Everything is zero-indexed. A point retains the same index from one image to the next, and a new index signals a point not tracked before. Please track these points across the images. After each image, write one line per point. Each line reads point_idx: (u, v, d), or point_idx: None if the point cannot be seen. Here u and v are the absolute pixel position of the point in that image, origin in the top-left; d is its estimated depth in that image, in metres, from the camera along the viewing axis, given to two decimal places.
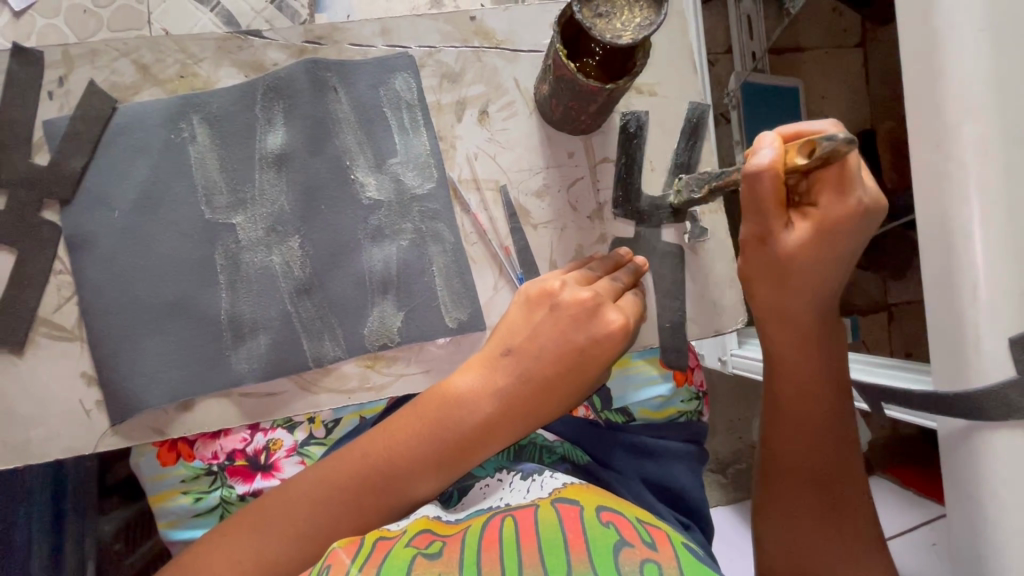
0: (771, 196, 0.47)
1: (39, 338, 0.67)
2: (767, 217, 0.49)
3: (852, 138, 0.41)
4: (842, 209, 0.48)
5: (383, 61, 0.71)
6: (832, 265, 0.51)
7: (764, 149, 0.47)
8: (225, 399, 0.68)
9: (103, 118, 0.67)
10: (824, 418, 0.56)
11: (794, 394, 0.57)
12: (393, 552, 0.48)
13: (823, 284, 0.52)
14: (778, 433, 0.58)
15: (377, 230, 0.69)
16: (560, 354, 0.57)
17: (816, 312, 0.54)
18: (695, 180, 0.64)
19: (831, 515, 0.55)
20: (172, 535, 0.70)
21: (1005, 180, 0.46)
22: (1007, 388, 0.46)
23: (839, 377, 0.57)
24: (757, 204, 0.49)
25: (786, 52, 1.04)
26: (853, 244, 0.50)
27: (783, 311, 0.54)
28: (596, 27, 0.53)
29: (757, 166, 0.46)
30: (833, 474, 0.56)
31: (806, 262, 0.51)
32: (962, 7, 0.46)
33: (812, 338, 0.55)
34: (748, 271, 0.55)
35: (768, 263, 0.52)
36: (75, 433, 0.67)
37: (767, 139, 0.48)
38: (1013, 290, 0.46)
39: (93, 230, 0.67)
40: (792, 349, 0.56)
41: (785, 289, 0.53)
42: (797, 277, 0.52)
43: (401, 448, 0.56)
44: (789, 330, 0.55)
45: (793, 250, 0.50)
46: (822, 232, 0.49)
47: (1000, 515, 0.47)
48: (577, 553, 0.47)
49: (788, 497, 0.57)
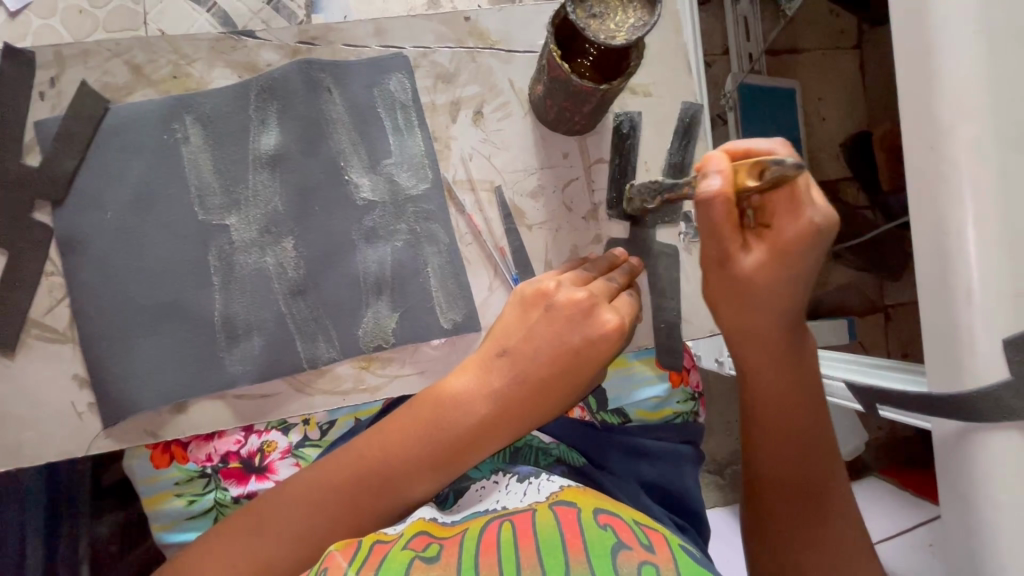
0: (724, 218, 0.47)
1: (31, 340, 0.67)
2: (723, 241, 0.49)
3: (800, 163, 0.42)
4: (796, 229, 0.47)
5: (377, 62, 0.71)
6: (793, 285, 0.50)
7: (711, 175, 0.46)
8: (218, 401, 0.68)
9: (96, 119, 0.67)
10: (806, 427, 0.57)
11: (767, 406, 0.57)
12: (391, 555, 0.48)
13: (786, 303, 0.51)
14: (762, 444, 0.58)
15: (371, 231, 0.69)
16: (554, 355, 0.57)
17: (781, 330, 0.53)
18: (648, 189, 0.59)
19: (815, 523, 0.55)
20: (165, 539, 0.69)
21: (997, 181, 0.46)
22: (1001, 390, 0.46)
23: (812, 388, 0.57)
24: (711, 228, 0.48)
25: (782, 54, 1.04)
26: (812, 263, 0.49)
27: (750, 331, 0.54)
28: (590, 28, 0.53)
29: (707, 193, 0.46)
30: (815, 483, 0.56)
31: (764, 284, 0.50)
32: (956, 7, 0.46)
33: (779, 353, 0.55)
34: (712, 293, 0.54)
35: (727, 286, 0.52)
36: (68, 435, 0.67)
37: (714, 160, 0.47)
38: (1007, 291, 0.46)
39: (86, 231, 0.67)
40: (763, 363, 0.56)
41: (746, 310, 0.52)
42: (759, 299, 0.51)
43: (395, 450, 0.56)
44: (757, 347, 0.55)
45: (751, 273, 0.50)
46: (778, 254, 0.48)
47: (994, 516, 0.47)
48: (576, 556, 0.46)
49: (781, 503, 0.57)
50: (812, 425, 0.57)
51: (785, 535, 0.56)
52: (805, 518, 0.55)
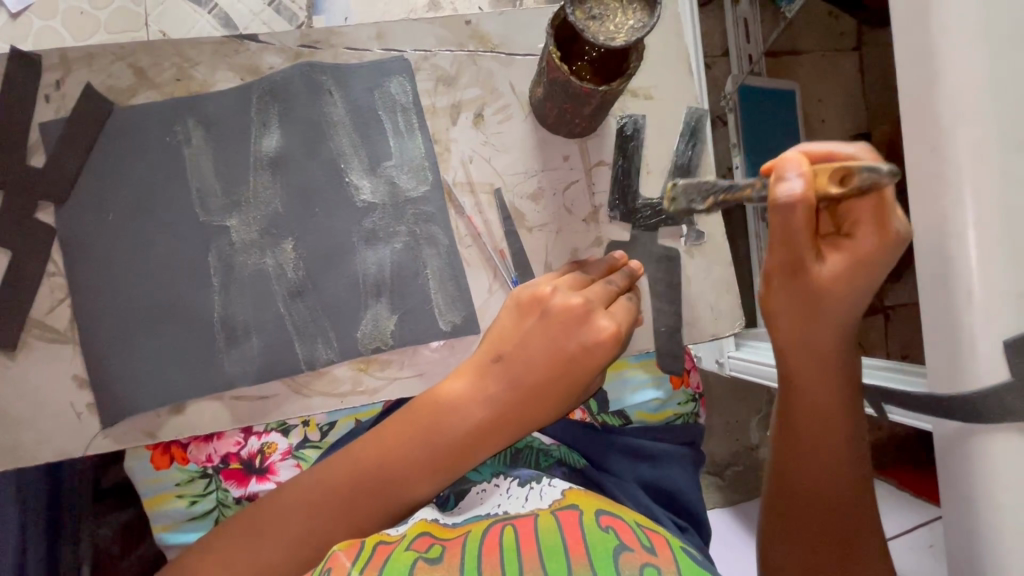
0: (804, 223, 0.46)
1: (32, 340, 0.67)
2: (800, 247, 0.48)
3: (894, 172, 0.42)
4: (875, 241, 0.48)
5: (379, 65, 0.71)
6: (862, 295, 0.51)
7: (792, 177, 0.45)
8: (217, 402, 0.68)
9: (100, 121, 0.68)
10: (843, 448, 0.55)
11: (813, 422, 0.55)
12: (394, 555, 0.48)
13: (853, 315, 0.52)
14: (794, 463, 0.56)
15: (371, 232, 0.69)
16: (550, 359, 0.57)
17: (844, 343, 0.53)
18: (696, 188, 0.55)
19: (842, 539, 0.55)
20: (166, 539, 0.69)
21: (1000, 181, 0.44)
22: (1001, 392, 0.45)
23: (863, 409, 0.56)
24: (788, 234, 0.48)
25: (782, 55, 1.02)
26: (881, 276, 0.50)
27: (812, 343, 0.53)
28: (589, 29, 0.53)
29: (791, 195, 0.45)
30: (843, 504, 0.55)
31: (837, 293, 0.50)
32: (958, 4, 0.45)
33: (834, 368, 0.54)
34: (775, 302, 0.53)
35: (797, 293, 0.51)
36: (67, 435, 0.67)
37: (794, 163, 0.46)
38: (1010, 292, 0.45)
39: (88, 233, 0.67)
40: (819, 377, 0.54)
41: (812, 320, 0.52)
42: (828, 309, 0.51)
43: (397, 458, 0.55)
44: (817, 361, 0.54)
45: (825, 281, 0.50)
46: (854, 264, 0.49)
47: (999, 523, 0.46)
48: (577, 558, 0.46)
49: (811, 517, 0.56)
50: (852, 449, 0.55)
51: (811, 548, 0.56)
52: (827, 532, 0.55)
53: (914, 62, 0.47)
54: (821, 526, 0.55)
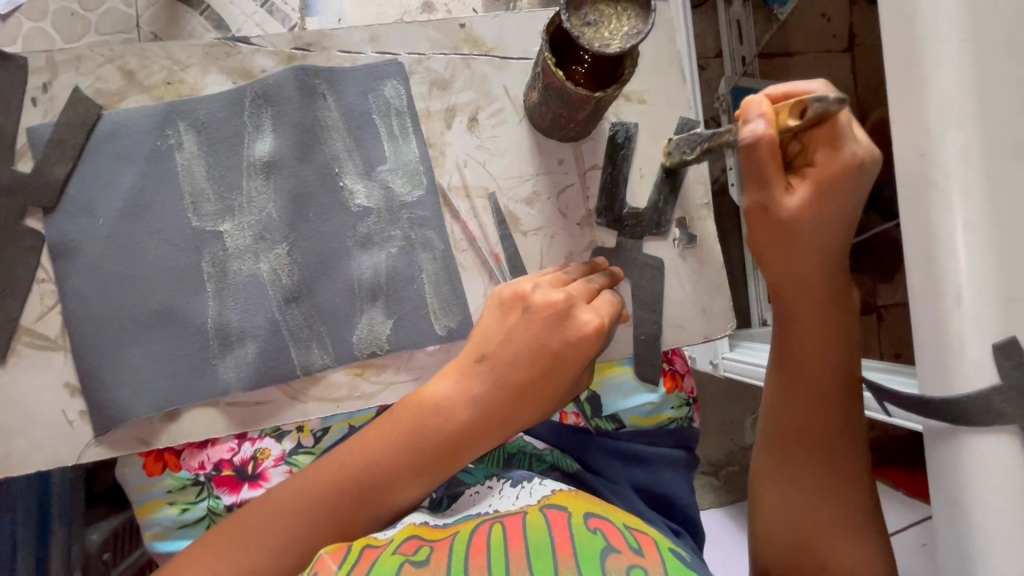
0: (770, 158, 0.49)
1: (21, 348, 0.66)
2: (768, 182, 0.50)
3: (841, 99, 0.45)
4: (838, 162, 0.49)
5: (372, 68, 0.70)
6: (837, 220, 0.52)
7: (757, 118, 0.48)
8: (212, 408, 0.68)
9: (88, 125, 0.67)
10: (831, 385, 0.58)
11: (802, 357, 0.58)
12: (381, 560, 0.48)
13: (830, 241, 0.53)
14: (785, 400, 0.59)
15: (366, 237, 0.69)
16: (533, 359, 0.57)
17: (826, 273, 0.55)
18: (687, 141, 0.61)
19: (830, 479, 0.57)
20: (157, 547, 0.67)
21: (988, 188, 0.44)
22: (991, 394, 0.44)
23: (845, 341, 0.57)
24: (756, 172, 0.50)
25: (775, 57, 1.08)
26: (853, 198, 0.50)
27: (796, 277, 0.55)
28: (584, 36, 0.53)
29: (754, 135, 0.48)
30: (835, 441, 0.58)
31: (810, 222, 0.52)
32: (948, 8, 0.44)
33: (817, 299, 0.56)
34: (757, 239, 0.55)
35: (772, 228, 0.53)
36: (58, 444, 0.66)
37: (756, 104, 0.50)
38: (996, 296, 0.44)
39: (79, 238, 0.66)
40: (806, 312, 0.57)
41: (792, 254, 0.54)
42: (805, 237, 0.53)
43: (373, 449, 0.57)
44: (801, 295, 0.56)
45: (796, 212, 0.51)
46: (821, 189, 0.50)
47: (986, 519, 0.44)
48: (564, 560, 0.47)
49: (797, 455, 0.59)
50: (838, 380, 0.58)
51: (801, 492, 0.58)
52: (817, 476, 0.58)
53: (904, 67, 0.46)
54: (809, 467, 0.58)
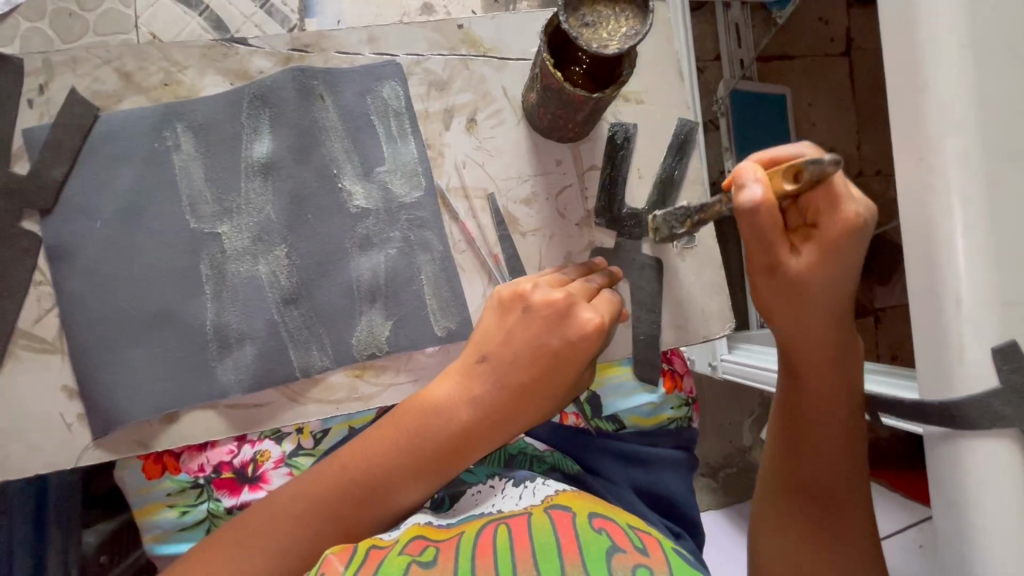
0: (769, 221, 0.48)
1: (18, 351, 0.66)
2: (774, 246, 0.50)
3: (836, 160, 0.43)
4: (842, 224, 0.49)
5: (370, 70, 0.70)
6: (843, 278, 0.52)
7: (751, 184, 0.47)
8: (211, 410, 0.67)
9: (85, 126, 0.66)
10: (835, 434, 0.58)
11: (808, 410, 0.58)
12: (387, 560, 0.48)
13: (836, 298, 0.53)
14: (790, 448, 0.60)
15: (364, 238, 0.69)
16: (533, 358, 0.57)
17: (833, 328, 0.55)
18: (674, 215, 0.60)
19: (836, 536, 0.57)
20: (157, 551, 0.67)
21: (986, 191, 0.44)
22: (989, 396, 0.44)
23: (851, 395, 0.57)
24: (759, 236, 0.50)
25: (773, 60, 1.09)
26: (857, 256, 0.51)
27: (802, 334, 0.55)
28: (582, 37, 0.53)
29: (750, 201, 0.47)
30: (841, 496, 0.58)
31: (818, 282, 0.52)
32: (946, 12, 0.44)
33: (826, 354, 0.56)
34: (765, 300, 0.56)
35: (780, 289, 0.53)
36: (55, 446, 0.66)
37: (748, 171, 0.48)
38: (995, 299, 0.44)
39: (76, 240, 0.66)
40: (812, 365, 0.57)
41: (800, 312, 0.54)
42: (812, 297, 0.53)
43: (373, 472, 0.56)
44: (807, 351, 0.56)
45: (804, 273, 0.52)
46: (827, 250, 0.51)
47: (986, 520, 0.44)
48: (571, 559, 0.47)
49: (804, 507, 0.59)
50: (841, 433, 0.58)
51: (807, 547, 0.58)
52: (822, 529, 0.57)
53: (903, 71, 0.46)
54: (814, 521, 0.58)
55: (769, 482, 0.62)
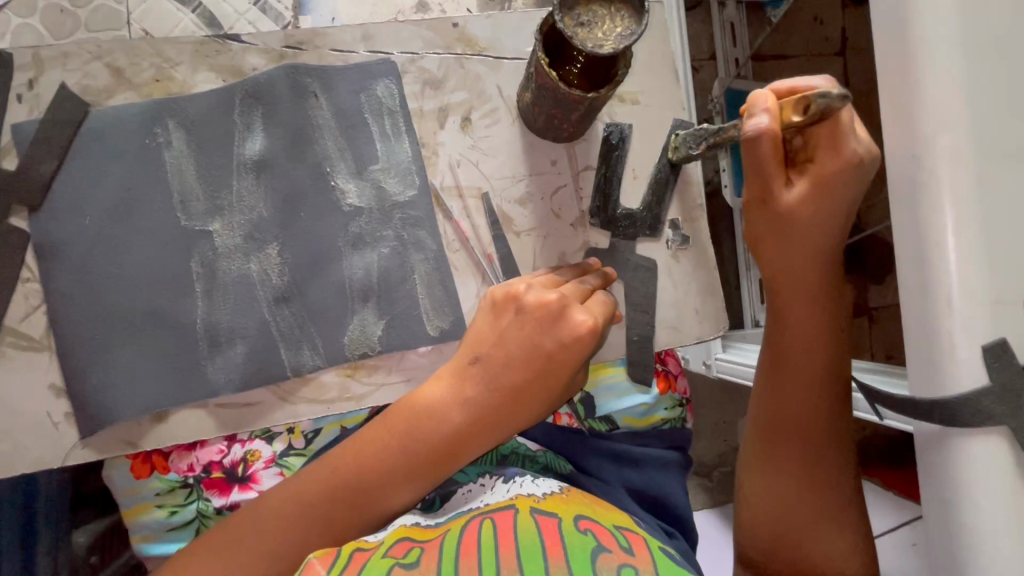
0: (769, 147, 0.49)
1: (5, 349, 0.65)
2: (768, 173, 0.51)
3: (845, 94, 0.44)
4: (839, 160, 0.49)
5: (364, 67, 0.70)
6: (832, 217, 0.52)
7: (760, 111, 0.49)
8: (200, 409, 0.67)
9: (75, 122, 0.66)
10: (821, 380, 0.58)
11: (794, 352, 0.58)
12: (370, 562, 0.47)
13: (824, 239, 0.54)
14: (773, 387, 0.60)
15: (357, 237, 0.68)
16: (526, 360, 0.57)
17: (821, 269, 0.56)
18: (694, 136, 0.68)
19: (814, 476, 0.58)
20: (146, 550, 0.67)
21: (977, 191, 0.44)
22: (981, 395, 0.44)
23: (838, 342, 0.58)
24: (755, 161, 0.51)
25: (768, 59, 1.10)
26: (849, 195, 0.51)
27: (790, 272, 0.56)
28: (577, 36, 0.53)
29: (756, 125, 0.49)
30: (823, 440, 0.58)
31: (806, 217, 0.53)
32: (941, 12, 0.44)
33: (814, 295, 0.57)
34: (755, 232, 0.57)
35: (768, 220, 0.54)
36: (43, 446, 0.65)
37: (761, 97, 0.50)
38: (986, 299, 0.44)
39: (65, 238, 0.65)
40: (801, 306, 0.57)
41: (787, 246, 0.55)
42: (799, 232, 0.53)
43: (366, 456, 0.56)
44: (795, 290, 0.57)
45: (793, 206, 0.52)
46: (819, 185, 0.51)
47: (975, 522, 0.44)
48: (555, 559, 0.46)
49: (786, 447, 0.59)
50: (828, 381, 0.58)
51: (785, 487, 0.59)
52: (801, 469, 0.58)
53: (895, 71, 0.46)
54: (795, 461, 0.59)
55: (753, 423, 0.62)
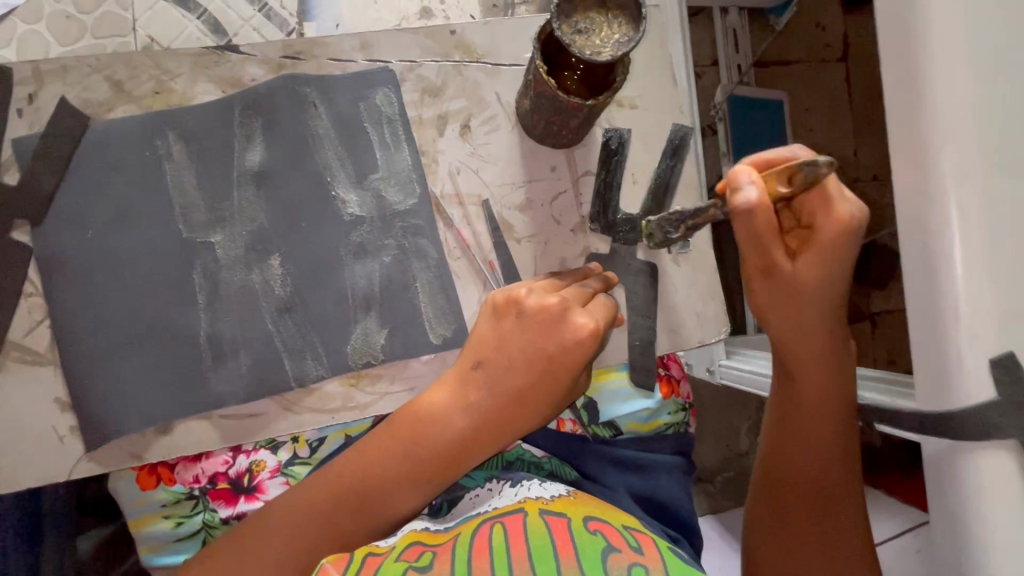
0: (766, 223, 0.49)
1: (10, 363, 0.65)
2: (770, 248, 0.51)
3: (830, 161, 0.45)
4: (835, 223, 0.50)
5: (364, 76, 0.70)
6: (835, 278, 0.53)
7: (747, 186, 0.48)
8: (205, 420, 0.67)
9: (76, 135, 0.66)
10: (828, 436, 0.58)
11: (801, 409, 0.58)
12: (384, 567, 0.47)
13: (828, 299, 0.54)
14: (782, 444, 0.60)
15: (359, 246, 0.69)
16: (529, 364, 0.57)
17: (826, 327, 0.56)
18: (668, 221, 0.57)
19: (827, 532, 0.57)
20: (153, 562, 0.66)
21: (984, 195, 0.44)
22: (985, 408, 0.44)
23: (844, 396, 0.57)
24: (755, 237, 0.51)
25: (771, 65, 1.10)
26: (850, 256, 0.52)
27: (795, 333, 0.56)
28: (575, 43, 0.53)
29: (744, 202, 0.48)
30: (834, 494, 0.58)
31: (812, 281, 0.53)
32: (948, 15, 0.43)
33: (818, 354, 0.56)
34: (759, 300, 0.57)
35: (775, 289, 0.55)
36: (48, 459, 0.65)
37: (743, 173, 0.49)
38: (993, 305, 0.44)
39: (67, 251, 0.66)
40: (807, 365, 0.57)
41: (793, 311, 0.55)
42: (806, 295, 0.54)
43: (372, 477, 0.56)
44: (800, 350, 0.57)
45: (798, 272, 0.53)
46: (822, 250, 0.52)
47: (985, 530, 0.44)
48: (566, 559, 0.46)
49: (795, 502, 0.59)
50: (836, 435, 0.57)
51: (800, 546, 0.58)
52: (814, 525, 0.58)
53: (898, 77, 0.46)
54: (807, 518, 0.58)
55: (761, 478, 0.62)
